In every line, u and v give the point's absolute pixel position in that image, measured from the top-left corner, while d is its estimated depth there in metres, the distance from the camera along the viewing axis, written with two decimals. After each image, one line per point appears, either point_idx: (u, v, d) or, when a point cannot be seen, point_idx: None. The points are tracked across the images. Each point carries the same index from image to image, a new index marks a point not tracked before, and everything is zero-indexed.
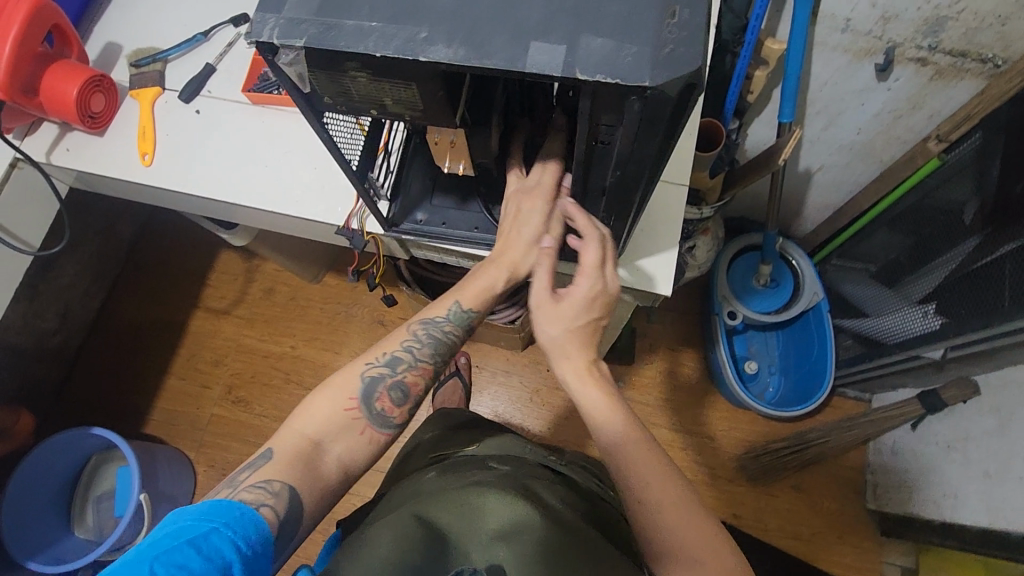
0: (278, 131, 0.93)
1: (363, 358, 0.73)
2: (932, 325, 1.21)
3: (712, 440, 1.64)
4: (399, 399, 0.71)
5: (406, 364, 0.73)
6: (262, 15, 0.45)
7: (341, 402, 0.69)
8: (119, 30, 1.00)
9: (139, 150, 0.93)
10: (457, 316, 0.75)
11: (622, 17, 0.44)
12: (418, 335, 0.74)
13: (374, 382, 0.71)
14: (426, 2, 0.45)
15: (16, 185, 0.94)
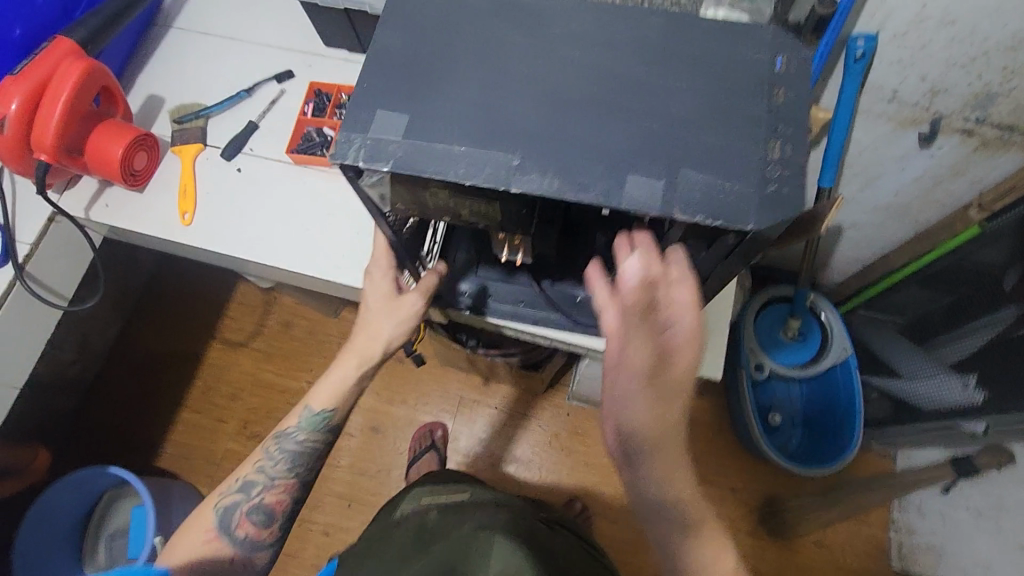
0: (320, 192, 0.92)
1: (217, 491, 0.89)
2: (973, 399, 1.18)
3: (734, 491, 1.61)
4: (259, 519, 0.89)
5: (261, 485, 0.89)
6: (348, 133, 0.44)
7: (200, 533, 0.88)
8: (162, 85, 1.00)
9: (179, 209, 0.91)
10: (307, 422, 0.89)
11: (721, 149, 0.43)
12: (272, 453, 0.90)
13: (229, 510, 0.88)
14: (511, 121, 0.44)
15: (52, 240, 0.93)
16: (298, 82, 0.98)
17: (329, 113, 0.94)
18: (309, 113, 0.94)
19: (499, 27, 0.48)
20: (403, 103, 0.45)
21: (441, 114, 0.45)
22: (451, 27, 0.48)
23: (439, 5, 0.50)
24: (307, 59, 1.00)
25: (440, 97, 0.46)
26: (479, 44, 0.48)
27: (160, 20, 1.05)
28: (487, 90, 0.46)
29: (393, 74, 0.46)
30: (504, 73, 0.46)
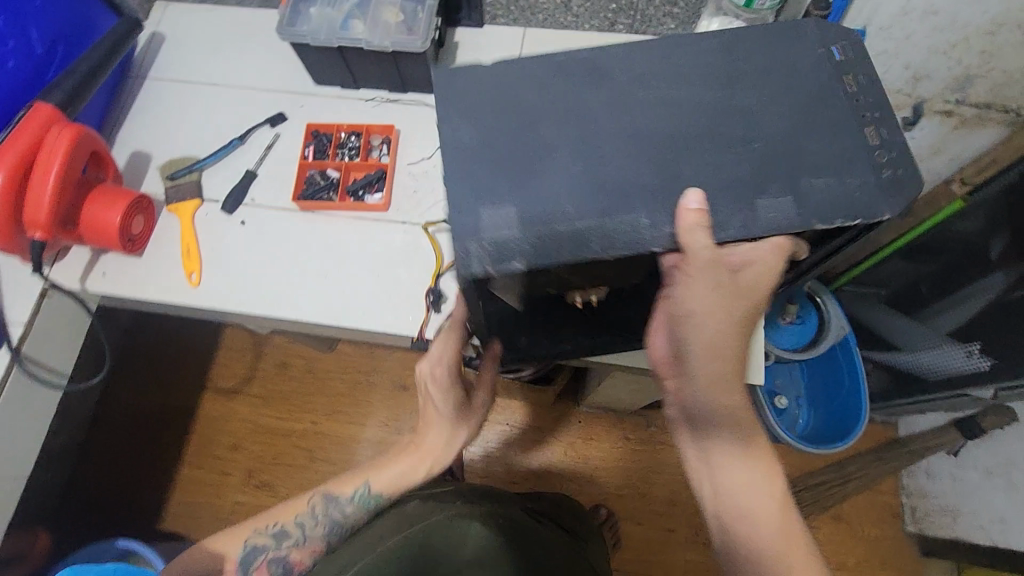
0: (331, 238, 0.89)
1: (253, 526, 0.83)
2: (979, 366, 1.20)
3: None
4: (278, 571, 0.82)
5: (293, 540, 0.83)
6: (470, 242, 0.52)
7: (221, 564, 0.81)
8: (146, 139, 0.95)
9: (184, 270, 0.87)
10: (361, 498, 0.84)
11: (823, 154, 0.55)
12: (318, 508, 0.84)
13: (257, 550, 0.82)
14: (627, 181, 0.54)
15: (47, 316, 0.87)
16: (293, 125, 0.95)
17: (332, 154, 0.91)
18: (310, 156, 0.91)
19: (575, 101, 0.57)
20: (504, 197, 0.54)
21: (539, 196, 0.54)
22: (529, 117, 0.56)
23: (494, 97, 0.57)
24: (298, 99, 0.97)
25: (529, 182, 0.54)
26: (567, 123, 0.56)
27: (133, 70, 1.00)
28: (563, 163, 0.55)
29: (478, 175, 0.54)
30: (599, 143, 0.56)
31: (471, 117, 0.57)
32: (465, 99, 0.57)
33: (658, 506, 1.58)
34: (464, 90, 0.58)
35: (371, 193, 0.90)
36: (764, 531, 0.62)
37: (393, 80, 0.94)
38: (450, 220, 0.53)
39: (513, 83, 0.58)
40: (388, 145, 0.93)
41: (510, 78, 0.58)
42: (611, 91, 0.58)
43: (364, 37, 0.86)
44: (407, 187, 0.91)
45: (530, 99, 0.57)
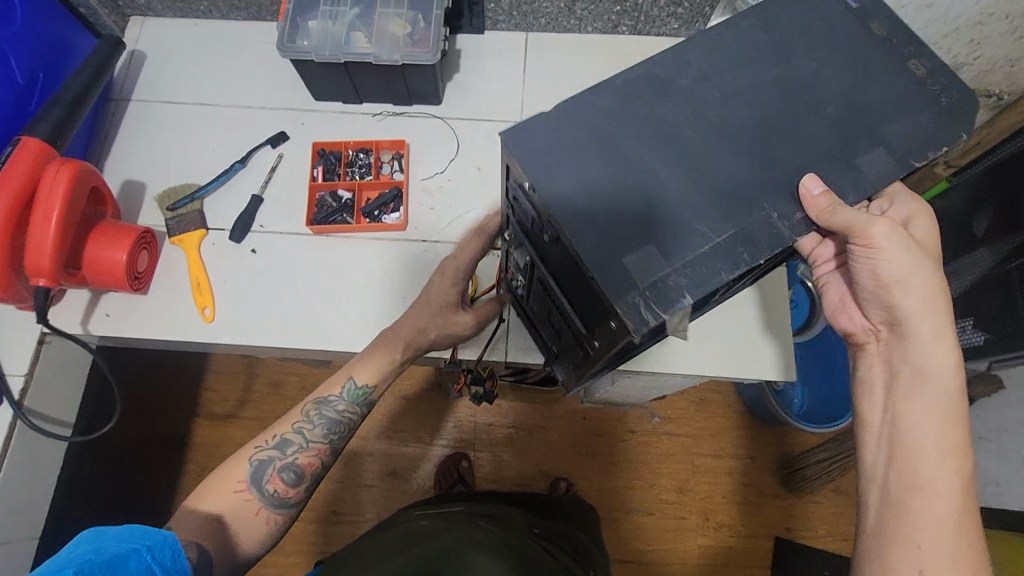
0: (350, 261, 0.86)
1: (252, 442, 0.73)
2: (974, 341, 1.17)
3: (754, 460, 1.48)
4: (289, 480, 0.72)
5: (296, 445, 0.74)
6: (633, 296, 0.47)
7: (227, 488, 0.69)
8: (139, 167, 0.89)
9: (196, 305, 0.82)
10: (350, 394, 0.76)
11: (896, 115, 0.56)
12: (315, 420, 0.75)
13: (263, 465, 0.71)
14: (726, 178, 0.52)
15: (46, 363, 0.81)
16: (296, 145, 0.91)
17: (342, 174, 0.88)
18: (320, 177, 0.88)
19: (643, 114, 0.54)
20: (638, 237, 0.49)
21: (666, 225, 0.50)
22: (612, 141, 0.52)
23: (555, 132, 0.52)
24: (298, 116, 0.92)
25: (644, 213, 0.50)
26: (652, 137, 0.53)
27: (116, 93, 0.93)
28: (667, 186, 0.51)
29: (593, 224, 0.49)
30: (684, 147, 0.53)
31: (554, 165, 0.50)
32: (542, 148, 0.51)
33: (665, 495, 1.44)
34: (535, 139, 0.51)
35: (387, 213, 0.87)
36: (932, 487, 0.58)
37: (398, 93, 0.90)
38: (598, 280, 0.47)
39: (584, 119, 0.53)
40: (399, 160, 0.90)
41: (578, 114, 0.53)
42: (677, 100, 0.55)
43: (370, 51, 0.82)
44: (424, 204, 0.88)
45: (604, 127, 0.53)
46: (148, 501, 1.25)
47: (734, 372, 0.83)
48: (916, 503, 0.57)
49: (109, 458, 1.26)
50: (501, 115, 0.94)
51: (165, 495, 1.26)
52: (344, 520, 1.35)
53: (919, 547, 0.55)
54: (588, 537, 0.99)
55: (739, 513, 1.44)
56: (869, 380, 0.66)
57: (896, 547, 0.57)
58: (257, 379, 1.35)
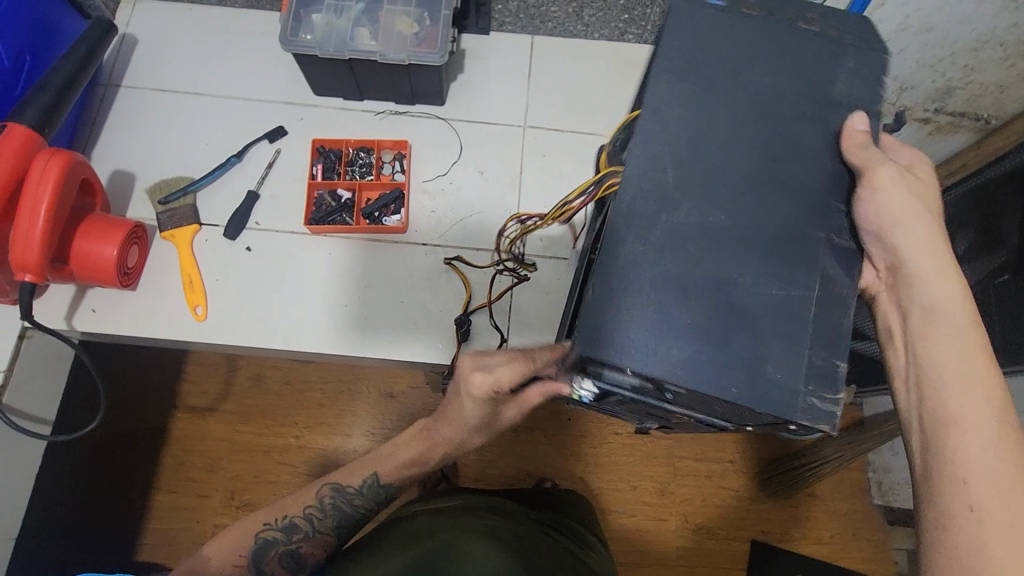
0: (347, 262, 0.84)
1: (261, 517, 0.72)
2: None
3: (733, 464, 1.50)
4: (288, 567, 0.72)
5: (301, 533, 0.72)
6: (808, 405, 0.47)
7: (229, 557, 0.71)
8: (128, 156, 0.86)
9: (187, 303, 0.80)
10: (368, 489, 0.73)
11: None
12: (327, 501, 0.73)
13: (265, 545, 0.72)
14: (759, 219, 0.51)
15: (26, 358, 0.79)
16: (294, 140, 0.89)
17: (342, 173, 0.86)
18: (319, 176, 0.86)
19: (668, 208, 0.50)
20: (762, 341, 0.48)
21: (775, 315, 0.49)
22: (669, 274, 0.49)
23: (613, 296, 0.48)
24: (296, 112, 0.90)
25: (742, 321, 0.49)
26: (691, 232, 0.50)
27: (105, 78, 0.90)
28: (740, 288, 0.49)
29: (711, 364, 0.47)
30: (716, 217, 0.51)
31: (636, 345, 0.47)
32: (624, 328, 0.48)
33: (645, 496, 1.46)
34: (594, 322, 0.48)
35: (388, 214, 0.86)
36: (966, 420, 0.51)
37: (401, 92, 0.89)
38: (763, 411, 0.47)
39: (626, 276, 0.49)
40: (401, 161, 0.88)
41: (613, 278, 0.49)
42: (688, 198, 0.51)
43: (377, 49, 0.81)
44: (425, 206, 0.87)
45: (646, 267, 0.49)
46: (124, 496, 1.21)
47: None
48: (950, 435, 0.51)
49: (84, 452, 1.23)
50: (502, 117, 0.93)
51: (141, 491, 1.22)
52: None
53: (964, 483, 0.49)
54: (588, 525, 0.96)
55: (719, 513, 1.47)
56: (888, 329, 0.60)
57: (941, 491, 0.50)
58: (239, 372, 1.31)
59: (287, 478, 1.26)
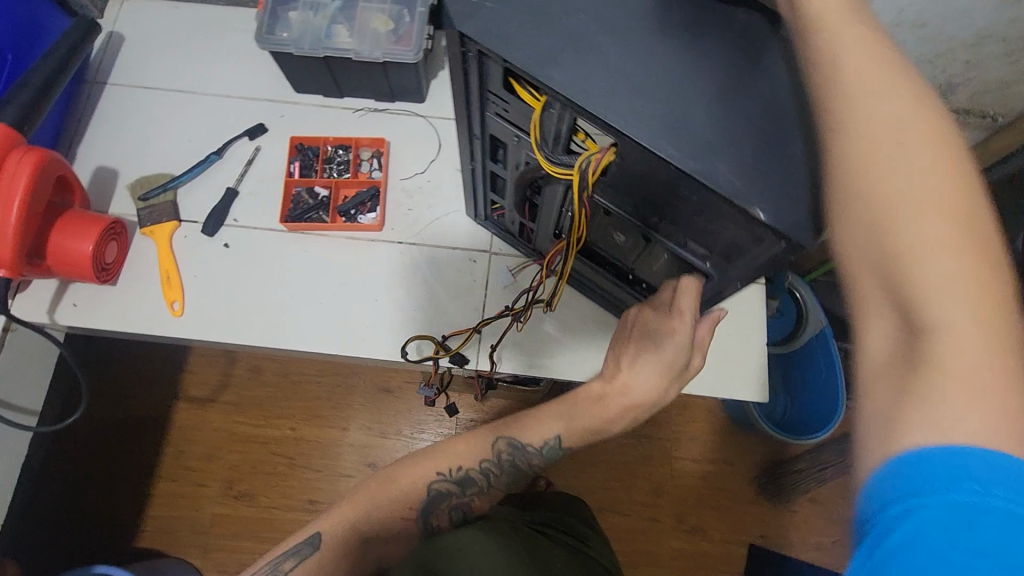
0: (324, 257, 0.84)
1: (436, 468, 0.64)
2: None
3: (732, 466, 1.48)
4: (458, 521, 0.64)
5: (477, 487, 0.65)
6: None
7: (401, 507, 0.62)
8: (111, 153, 0.87)
9: (165, 298, 0.81)
10: (549, 451, 0.66)
11: None
12: (502, 457, 0.66)
13: (439, 497, 0.64)
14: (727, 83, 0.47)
15: (11, 351, 0.80)
16: (273, 138, 0.89)
17: (319, 171, 0.86)
18: (297, 173, 0.86)
19: (692, 118, 0.45)
20: None
21: None
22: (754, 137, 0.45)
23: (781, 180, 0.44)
24: (276, 109, 0.90)
25: None
26: (720, 109, 0.46)
27: (91, 75, 0.91)
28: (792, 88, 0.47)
29: None
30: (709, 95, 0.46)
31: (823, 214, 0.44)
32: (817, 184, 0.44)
33: (641, 497, 1.45)
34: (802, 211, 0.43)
35: (364, 212, 0.86)
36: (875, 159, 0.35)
37: (381, 89, 0.88)
38: None
39: (754, 179, 0.44)
40: (378, 159, 0.89)
41: (751, 193, 0.43)
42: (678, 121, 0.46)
43: (353, 47, 0.80)
44: (402, 204, 0.87)
45: (748, 156, 0.45)
46: (122, 484, 1.24)
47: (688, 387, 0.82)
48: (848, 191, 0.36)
49: (84, 440, 1.26)
50: None
51: (141, 479, 1.25)
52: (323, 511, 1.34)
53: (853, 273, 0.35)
54: (583, 512, 0.95)
55: (716, 517, 1.45)
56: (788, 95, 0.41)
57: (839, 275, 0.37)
58: (239, 364, 1.33)
59: (284, 469, 1.27)
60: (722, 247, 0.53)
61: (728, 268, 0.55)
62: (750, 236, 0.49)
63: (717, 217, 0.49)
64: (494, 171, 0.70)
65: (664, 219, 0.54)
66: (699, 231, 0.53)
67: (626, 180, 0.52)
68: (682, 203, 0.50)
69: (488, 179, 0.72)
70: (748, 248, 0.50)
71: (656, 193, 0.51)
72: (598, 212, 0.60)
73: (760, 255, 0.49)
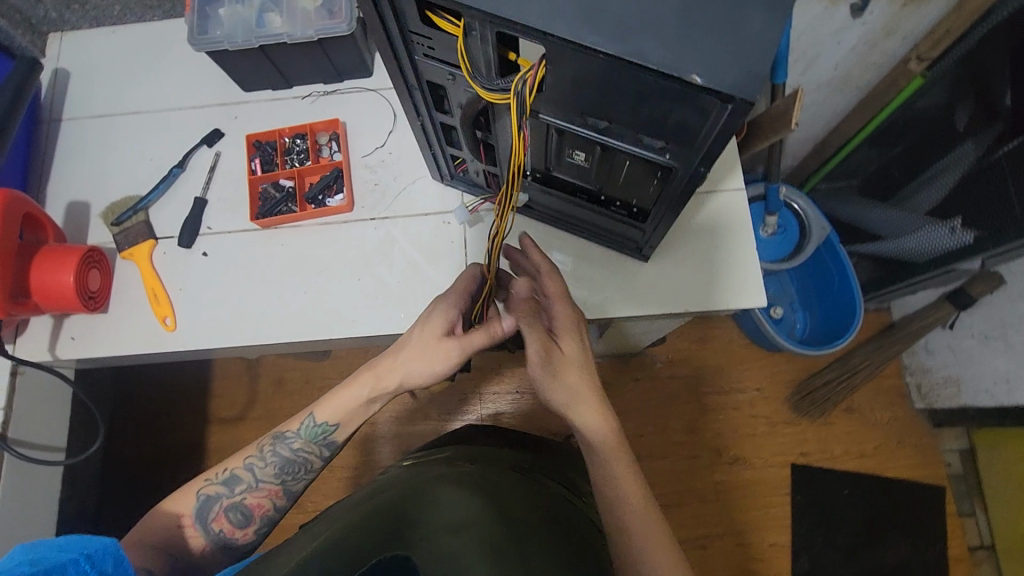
0: (303, 248, 0.84)
1: (203, 474, 0.72)
2: (963, 241, 1.12)
3: (761, 391, 1.46)
4: (237, 520, 0.71)
5: (245, 484, 0.72)
6: None
7: (176, 518, 0.70)
8: (81, 187, 0.88)
9: (157, 316, 0.82)
10: (307, 431, 0.72)
11: None
12: (269, 450, 0.72)
13: (209, 501, 0.71)
14: None
15: (25, 393, 0.82)
16: (231, 140, 0.89)
17: (281, 163, 0.86)
18: (259, 170, 0.86)
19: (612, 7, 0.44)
20: None
21: None
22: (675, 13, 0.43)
23: (715, 51, 0.43)
24: (229, 111, 0.90)
25: None
26: None
27: (46, 113, 0.92)
28: None
29: None
30: None
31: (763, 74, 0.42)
32: (750, 50, 0.42)
33: (674, 437, 1.43)
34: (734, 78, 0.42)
35: (331, 195, 0.86)
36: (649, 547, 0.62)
37: (327, 72, 0.88)
38: None
39: (683, 55, 0.43)
40: (336, 141, 0.88)
41: (684, 63, 0.42)
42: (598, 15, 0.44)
43: (285, 30, 0.79)
44: (368, 181, 0.86)
45: (674, 32, 0.43)
46: None
47: (692, 307, 0.80)
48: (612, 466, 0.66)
49: (123, 476, 1.29)
50: None
51: None
52: None
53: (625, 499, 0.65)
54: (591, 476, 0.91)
55: (754, 445, 1.43)
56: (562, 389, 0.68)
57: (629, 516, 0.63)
58: (261, 379, 1.35)
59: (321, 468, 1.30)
60: (672, 135, 0.51)
61: (687, 155, 0.52)
62: (696, 113, 0.47)
63: (660, 99, 0.47)
64: (444, 123, 0.68)
65: (611, 120, 0.52)
66: (650, 124, 0.50)
67: (565, 93, 0.50)
68: (624, 94, 0.48)
69: (442, 133, 0.71)
70: (697, 134, 0.49)
71: (597, 91, 0.49)
72: (549, 131, 0.58)
73: (711, 128, 0.47)
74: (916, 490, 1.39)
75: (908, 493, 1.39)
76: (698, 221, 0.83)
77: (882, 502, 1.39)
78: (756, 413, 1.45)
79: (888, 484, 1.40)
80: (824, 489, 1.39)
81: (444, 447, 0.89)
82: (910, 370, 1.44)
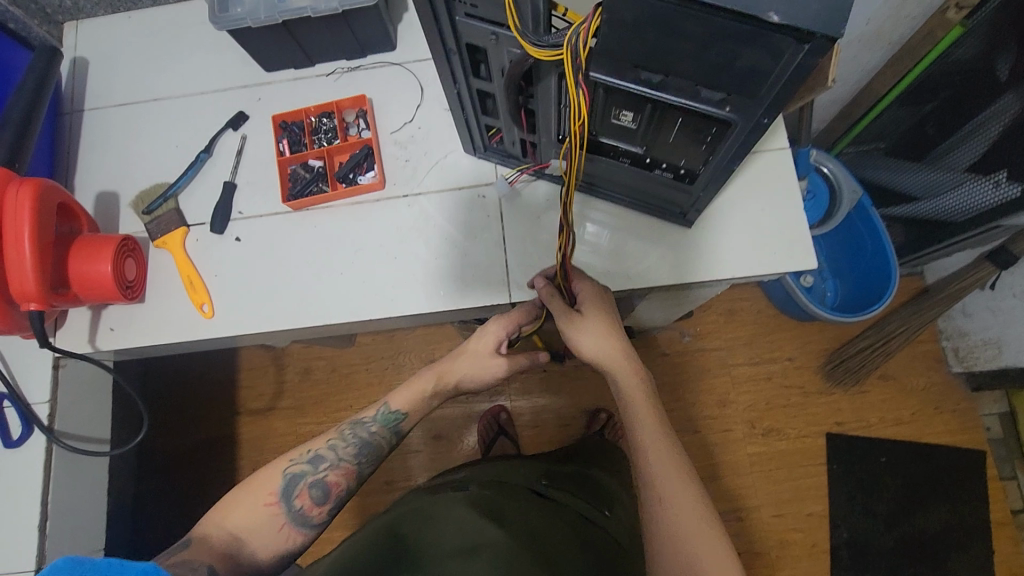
0: (334, 230, 0.83)
1: (287, 456, 0.68)
2: (1008, 195, 1.08)
3: (794, 361, 1.43)
4: (319, 498, 0.66)
5: (329, 462, 0.69)
6: None
7: (260, 496, 0.65)
8: (108, 177, 0.87)
9: (194, 303, 0.82)
10: (384, 417, 0.72)
11: None
12: (347, 436, 0.71)
13: (295, 478, 0.66)
14: None
15: (68, 385, 0.82)
16: (256, 122, 0.87)
17: (309, 143, 0.85)
18: (287, 151, 0.85)
19: None
20: None
21: None
22: None
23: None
24: (252, 93, 0.88)
25: None
26: None
27: (68, 105, 0.90)
28: None
29: None
30: None
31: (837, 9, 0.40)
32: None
33: (709, 410, 1.41)
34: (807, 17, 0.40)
35: (362, 173, 0.85)
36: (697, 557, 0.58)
37: (350, 47, 0.85)
38: None
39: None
40: (364, 118, 0.87)
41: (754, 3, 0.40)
42: None
43: (307, 3, 0.77)
44: (398, 157, 0.84)
45: None
46: (204, 503, 1.28)
47: (738, 273, 0.78)
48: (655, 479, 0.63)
49: (161, 469, 1.30)
50: None
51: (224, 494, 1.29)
52: (399, 488, 1.28)
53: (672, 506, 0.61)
54: (613, 483, 0.91)
55: (789, 414, 1.40)
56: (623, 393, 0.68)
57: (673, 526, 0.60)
58: (289, 368, 1.35)
59: None
60: (735, 86, 0.48)
61: (748, 106, 0.50)
62: (765, 56, 0.44)
63: (725, 46, 0.44)
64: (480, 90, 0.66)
65: (668, 73, 0.49)
66: (711, 75, 0.47)
67: (621, 46, 0.48)
68: (687, 42, 0.45)
69: (477, 100, 0.68)
70: (765, 78, 0.46)
71: (656, 41, 0.46)
72: (596, 91, 0.56)
73: (784, 69, 0.45)
74: (955, 455, 1.37)
75: (948, 459, 1.37)
76: (739, 184, 0.80)
77: (922, 469, 1.37)
78: (791, 383, 1.42)
79: (929, 450, 1.37)
80: (863, 457, 1.38)
81: (466, 470, 0.89)
82: (947, 334, 1.41)
